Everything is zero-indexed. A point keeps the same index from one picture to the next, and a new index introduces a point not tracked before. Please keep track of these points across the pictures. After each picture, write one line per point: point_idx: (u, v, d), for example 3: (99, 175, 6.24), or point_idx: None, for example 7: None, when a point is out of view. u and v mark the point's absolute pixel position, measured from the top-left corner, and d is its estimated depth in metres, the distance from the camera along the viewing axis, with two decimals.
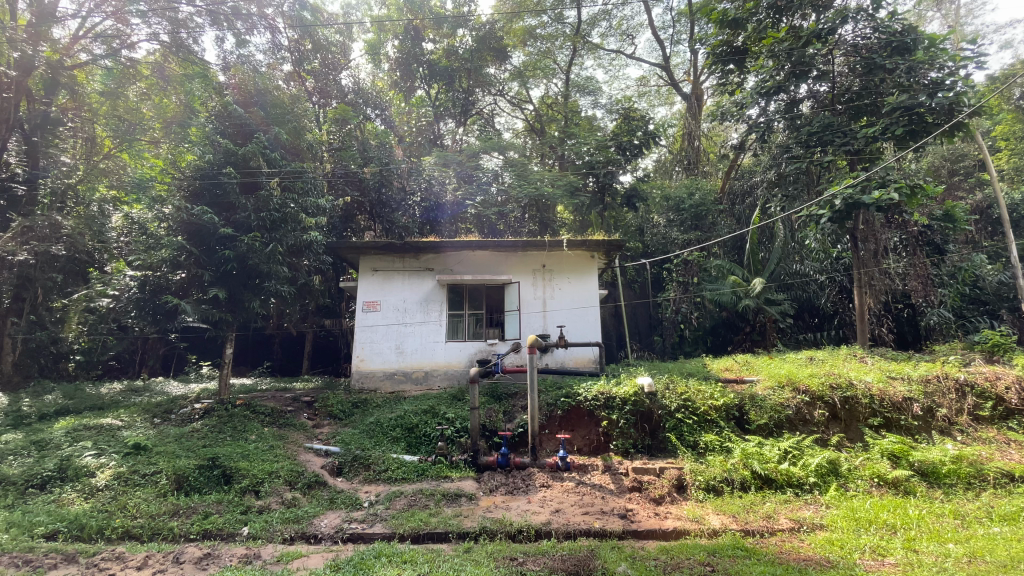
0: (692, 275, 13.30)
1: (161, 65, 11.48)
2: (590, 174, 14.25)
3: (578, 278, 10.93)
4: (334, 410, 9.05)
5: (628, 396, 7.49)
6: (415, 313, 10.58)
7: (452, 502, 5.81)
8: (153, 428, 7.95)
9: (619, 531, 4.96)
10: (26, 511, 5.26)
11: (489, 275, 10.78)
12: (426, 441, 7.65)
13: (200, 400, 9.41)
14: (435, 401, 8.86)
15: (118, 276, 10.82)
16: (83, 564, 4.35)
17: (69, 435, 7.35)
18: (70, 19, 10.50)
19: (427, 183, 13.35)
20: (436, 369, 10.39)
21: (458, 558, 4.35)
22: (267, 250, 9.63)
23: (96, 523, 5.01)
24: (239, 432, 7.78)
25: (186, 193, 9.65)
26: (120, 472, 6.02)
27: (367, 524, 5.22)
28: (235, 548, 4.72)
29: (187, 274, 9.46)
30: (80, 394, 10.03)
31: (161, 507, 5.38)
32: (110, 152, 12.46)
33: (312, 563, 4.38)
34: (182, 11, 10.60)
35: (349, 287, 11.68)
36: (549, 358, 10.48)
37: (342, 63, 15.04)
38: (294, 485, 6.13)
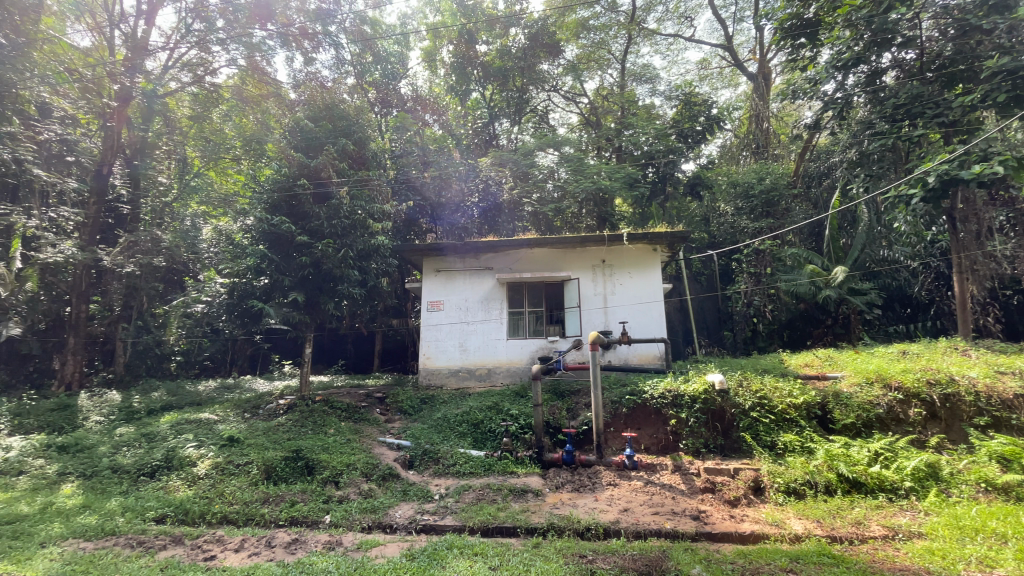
0: (765, 266, 12.62)
1: (240, 86, 12.28)
2: (649, 164, 14.26)
3: (640, 272, 10.66)
4: (404, 405, 9.43)
5: (698, 394, 7.17)
6: (477, 312, 10.77)
7: (519, 497, 5.87)
8: (244, 422, 8.66)
9: (692, 533, 4.80)
10: (140, 497, 5.91)
11: (548, 272, 10.78)
12: (492, 437, 7.76)
13: (283, 396, 10.11)
14: (499, 397, 9.00)
15: (210, 284, 11.85)
16: (189, 544, 4.80)
17: (173, 428, 8.17)
18: (161, 52, 11.68)
19: (484, 184, 13.64)
20: (499, 366, 10.50)
21: (527, 553, 4.39)
22: (339, 255, 10.24)
23: (199, 509, 5.53)
24: (319, 426, 8.29)
25: (266, 205, 10.33)
26: (217, 463, 6.60)
27: (439, 516, 5.39)
28: (320, 534, 5.04)
29: (269, 279, 10.16)
30: (181, 391, 11.10)
31: (253, 495, 5.85)
32: (200, 171, 13.54)
33: (389, 551, 4.58)
34: (256, 36, 11.47)
35: (414, 288, 12.12)
36: (611, 355, 10.33)
37: (401, 72, 15.62)
38: (370, 476, 6.45)
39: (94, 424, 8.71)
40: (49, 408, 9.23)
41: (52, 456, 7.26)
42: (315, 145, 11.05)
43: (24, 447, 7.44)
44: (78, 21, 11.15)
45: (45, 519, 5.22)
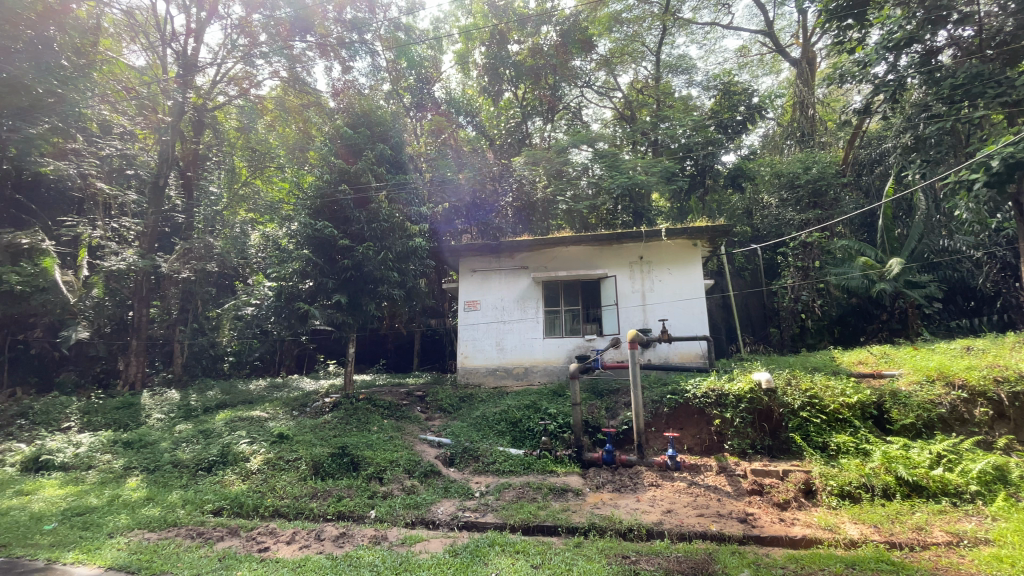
0: (813, 259, 11.86)
1: (282, 97, 12.80)
2: (687, 157, 13.89)
3: (679, 268, 10.44)
4: (443, 403, 9.57)
5: (744, 394, 6.93)
6: (513, 311, 10.81)
7: (559, 497, 5.85)
8: (292, 419, 9.02)
9: (739, 536, 4.66)
10: (199, 490, 6.26)
11: (585, 269, 10.70)
12: (531, 436, 7.76)
13: (328, 395, 10.46)
14: (537, 396, 9.00)
15: (259, 287, 12.39)
16: (244, 536, 5.04)
17: (228, 425, 8.60)
18: (209, 67, 12.30)
19: (518, 183, 13.67)
20: (536, 365, 10.50)
21: (569, 552, 4.37)
22: (379, 257, 10.51)
23: (253, 502, 5.79)
24: (363, 424, 8.53)
25: (310, 210, 10.64)
26: (268, 458, 6.90)
27: (480, 513, 5.45)
28: (366, 529, 5.19)
29: (313, 282, 10.54)
30: (234, 390, 11.66)
31: (302, 490, 6.09)
32: (248, 180, 14.32)
33: (432, 547, 4.67)
34: (297, 48, 12.09)
35: (451, 288, 12.28)
36: (651, 353, 10.17)
37: (435, 76, 15.84)
38: (412, 473, 6.59)
39: (156, 421, 9.29)
40: (116, 406, 9.90)
41: (120, 451, 7.78)
42: (353, 149, 11.50)
43: (95, 443, 8.01)
44: (133, 42, 11.99)
45: (115, 510, 5.61)
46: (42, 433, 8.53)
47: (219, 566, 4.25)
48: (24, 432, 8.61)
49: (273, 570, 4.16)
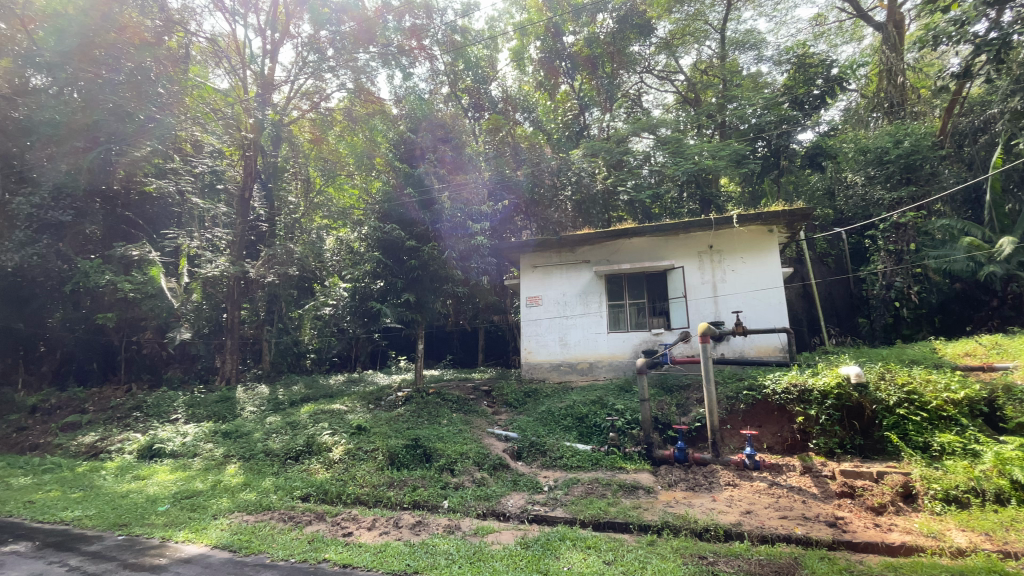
0: (908, 242, 10.74)
1: (350, 108, 13.53)
2: (759, 138, 13.16)
3: (752, 256, 9.89)
4: (509, 398, 9.70)
5: (830, 389, 6.43)
6: (576, 306, 10.73)
7: (629, 494, 5.76)
8: (369, 412, 9.53)
9: (828, 540, 4.35)
10: (289, 477, 6.80)
11: (649, 261, 10.40)
12: (598, 432, 7.68)
13: (401, 389, 10.93)
14: (603, 392, 8.89)
15: (335, 288, 13.17)
16: (330, 521, 5.40)
17: (311, 417, 9.24)
18: (284, 84, 13.18)
19: (577, 176, 13.25)
20: (601, 360, 10.36)
21: (643, 550, 4.30)
22: (443, 256, 10.83)
23: (336, 490, 6.19)
24: (433, 417, 8.84)
25: (379, 215, 11.16)
26: (348, 449, 7.34)
27: (550, 507, 5.49)
28: (440, 518, 5.40)
29: (384, 282, 11.11)
30: (316, 384, 12.49)
31: (380, 479, 6.42)
32: (322, 188, 15.26)
33: (504, 538, 4.77)
34: (361, 59, 12.68)
35: (513, 284, 12.38)
36: (724, 347, 9.69)
37: (492, 75, 15.82)
38: (482, 465, 6.75)
39: (249, 414, 10.19)
40: (214, 400, 10.93)
41: (219, 440, 8.60)
42: (421, 150, 11.85)
43: (199, 434, 8.91)
44: (218, 67, 13.10)
45: (217, 494, 6.21)
46: (155, 424, 9.60)
47: (309, 549, 4.59)
48: (140, 423, 9.73)
49: (357, 554, 4.43)
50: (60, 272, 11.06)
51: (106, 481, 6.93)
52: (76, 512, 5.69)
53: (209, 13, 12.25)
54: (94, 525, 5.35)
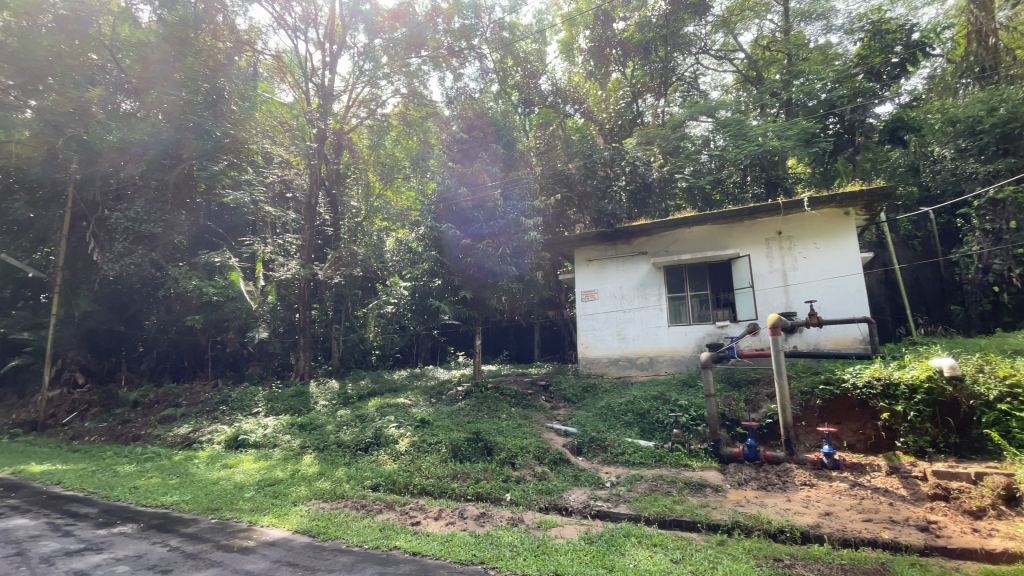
0: (1008, 220, 9.63)
1: (404, 113, 13.97)
2: (830, 114, 12.24)
3: (827, 242, 9.24)
4: (567, 393, 9.66)
5: (919, 383, 5.94)
6: (634, 299, 10.51)
7: (696, 491, 5.59)
8: (431, 406, 9.83)
9: (920, 546, 4.01)
10: (359, 467, 7.16)
11: (712, 250, 9.98)
12: (661, 428, 7.49)
13: (461, 384, 11.18)
14: (665, 387, 8.66)
15: (395, 288, 13.67)
16: (399, 510, 5.62)
17: (378, 410, 9.67)
18: (343, 94, 13.78)
19: (632, 165, 13.06)
20: (661, 354, 10.08)
21: (712, 550, 4.15)
22: (498, 253, 10.97)
23: (403, 480, 6.44)
24: (493, 411, 8.98)
25: (434, 215, 11.51)
26: (413, 442, 7.63)
27: (612, 503, 5.43)
28: (503, 510, 5.48)
29: (442, 281, 11.44)
30: (381, 379, 13.05)
31: (444, 471, 6.62)
32: (380, 192, 15.92)
33: (568, 533, 4.77)
34: (414, 64, 13.16)
35: (568, 279, 12.30)
36: (797, 339, 9.15)
37: (541, 68, 15.75)
38: (542, 459, 6.79)
39: (322, 407, 10.83)
40: (290, 394, 11.69)
41: (296, 432, 9.21)
42: (474, 150, 12.73)
43: (278, 426, 9.58)
44: (283, 82, 13.80)
45: (295, 482, 6.66)
46: (239, 417, 10.42)
47: (380, 536, 4.82)
48: (227, 416, 10.60)
49: (426, 543, 4.59)
50: (153, 279, 12.22)
51: (199, 469, 7.61)
52: (174, 497, 6.29)
53: (273, 32, 13.03)
54: (189, 508, 5.88)
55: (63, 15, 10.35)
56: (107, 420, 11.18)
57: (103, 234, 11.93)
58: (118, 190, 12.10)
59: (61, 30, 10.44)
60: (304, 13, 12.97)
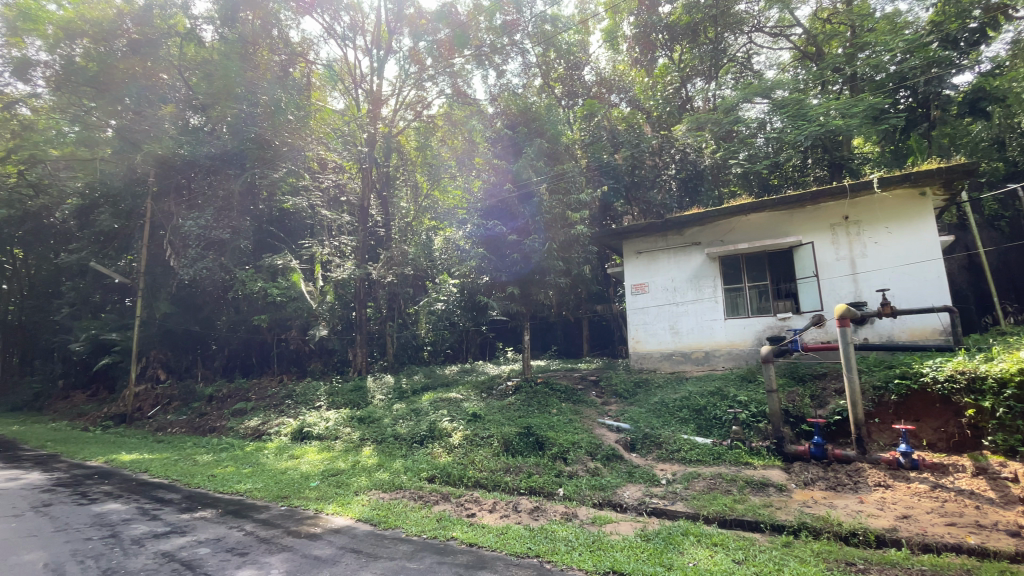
0: None
1: (449, 113, 14.29)
2: (902, 87, 11.21)
3: (901, 226, 8.58)
4: (619, 389, 9.50)
5: (1009, 377, 5.29)
6: (686, 292, 10.19)
7: (758, 491, 5.37)
8: (483, 400, 9.99)
9: (1012, 553, 3.67)
10: (416, 459, 7.38)
11: (771, 239, 9.51)
12: (719, 425, 7.23)
13: (510, 379, 11.28)
14: (722, 382, 8.36)
15: (445, 285, 13.98)
16: (454, 501, 5.76)
17: (432, 404, 9.93)
18: (392, 98, 14.19)
19: (682, 153, 13.27)
20: (718, 349, 9.73)
21: (777, 551, 3.97)
22: (545, 249, 11.03)
23: (458, 473, 6.57)
24: (543, 406, 9.00)
25: (481, 213, 12.04)
26: (466, 435, 7.79)
27: (669, 501, 5.32)
28: (557, 505, 5.48)
29: (489, 278, 11.62)
30: (433, 374, 13.40)
31: (497, 465, 6.71)
32: (429, 193, 16.19)
33: (623, 529, 4.72)
34: (458, 64, 13.49)
35: (617, 272, 12.10)
36: (867, 331, 8.56)
37: (584, 59, 15.54)
38: (595, 455, 6.74)
39: (379, 401, 11.27)
40: (349, 388, 12.22)
41: (355, 425, 9.62)
42: (512, 148, 12.44)
43: (338, 419, 10.04)
44: (335, 90, 14.27)
45: (356, 473, 6.96)
46: (303, 410, 11.03)
47: (438, 527, 4.95)
48: (292, 409, 11.23)
49: (481, 534, 4.68)
50: (223, 282, 13.10)
51: (268, 459, 8.11)
52: (247, 485, 6.74)
53: (324, 42, 13.55)
54: (261, 496, 6.28)
55: (134, 39, 11.44)
56: (187, 413, 12.12)
57: (178, 242, 12.89)
58: (190, 201, 13.05)
59: (133, 52, 11.50)
60: (353, 22, 13.40)
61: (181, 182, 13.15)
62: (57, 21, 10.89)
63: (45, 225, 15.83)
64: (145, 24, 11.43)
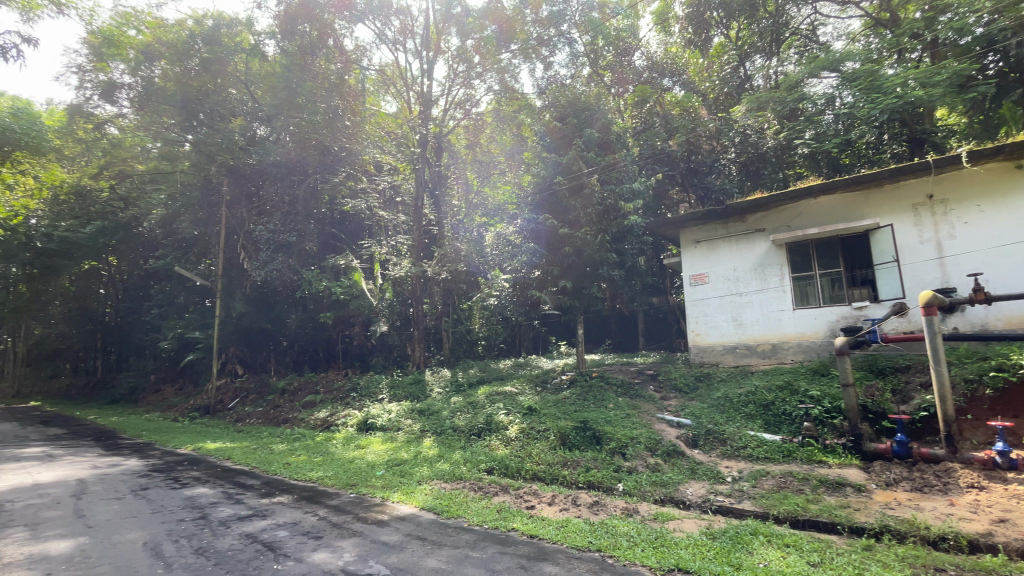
0: None
1: (498, 109, 14.42)
2: (990, 51, 9.87)
3: (996, 204, 7.76)
4: (678, 383, 9.24)
5: None
6: (750, 282, 9.73)
7: (834, 491, 5.06)
8: (538, 394, 10.04)
9: None
10: (474, 451, 7.54)
11: (843, 222, 8.89)
12: (788, 421, 6.88)
13: (565, 373, 11.26)
14: (791, 376, 7.95)
15: (498, 280, 14.18)
16: (514, 493, 5.83)
17: (488, 398, 10.11)
18: (442, 98, 14.46)
19: (742, 135, 12.68)
20: (786, 341, 9.22)
21: (857, 555, 3.74)
22: (598, 241, 11.03)
23: (516, 465, 6.65)
24: (600, 400, 8.91)
25: (532, 206, 12.29)
26: (523, 428, 7.88)
27: (735, 499, 5.12)
28: (617, 500, 5.43)
29: (541, 273, 12.12)
30: (488, 368, 13.63)
31: (554, 458, 6.72)
32: (480, 189, 16.45)
33: (687, 527, 4.60)
34: (505, 59, 13.53)
35: (673, 262, 11.76)
36: (957, 319, 7.83)
37: (634, 45, 15.16)
38: (655, 451, 6.59)
39: (437, 394, 11.62)
40: (409, 382, 12.69)
41: (415, 417, 9.96)
42: (566, 139, 12.07)
43: (400, 411, 10.45)
44: (387, 94, 14.74)
45: (418, 463, 7.22)
46: (367, 402, 11.54)
47: (498, 517, 5.04)
48: (357, 401, 11.80)
49: (541, 526, 4.72)
50: (292, 283, 13.94)
51: (337, 448, 8.57)
52: (319, 473, 7.16)
53: (376, 48, 13.98)
54: (332, 483, 6.65)
55: (205, 58, 12.26)
56: (262, 405, 13.02)
57: (251, 245, 13.87)
58: (260, 208, 13.96)
59: (205, 70, 12.37)
60: (403, 26, 13.72)
61: (252, 190, 14.08)
62: (138, 46, 11.98)
63: (135, 235, 17.38)
64: (215, 43, 12.31)
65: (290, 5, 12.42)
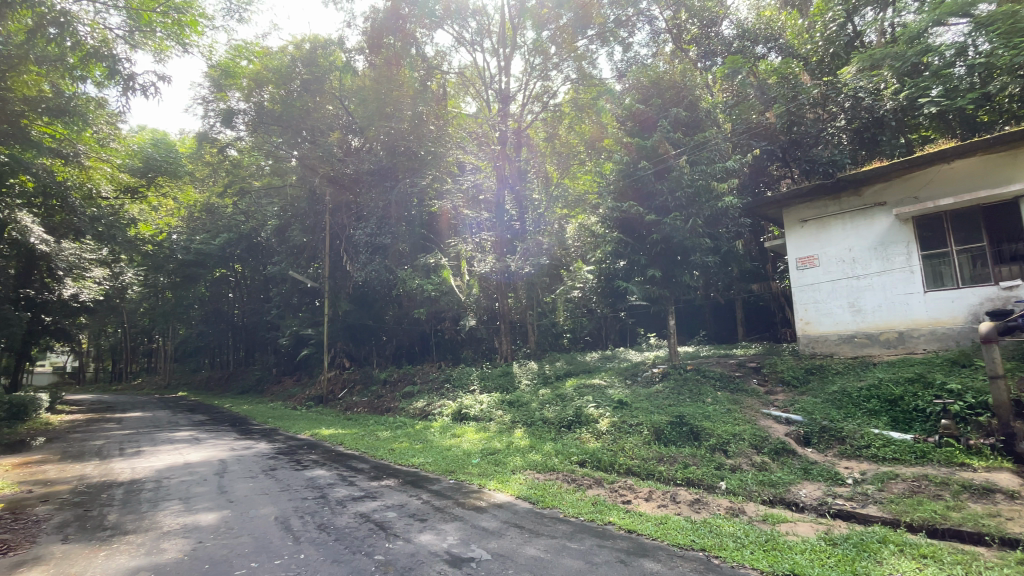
0: None
1: (576, 98, 14.24)
2: None
3: None
4: (785, 376, 8.56)
5: None
6: (869, 263, 8.71)
7: (981, 497, 4.42)
8: (628, 387, 9.84)
9: None
10: (566, 443, 7.58)
11: (986, 189, 7.66)
12: (922, 418, 6.09)
13: (656, 365, 10.91)
14: (923, 367, 7.03)
15: (582, 272, 14.09)
16: (607, 487, 5.78)
17: (576, 390, 10.09)
18: (519, 93, 14.63)
19: (855, 98, 11.27)
20: (916, 328, 8.16)
21: (1011, 570, 3.25)
22: (688, 227, 10.52)
23: (609, 459, 6.56)
24: (696, 395, 8.51)
25: (615, 194, 11.51)
26: (614, 422, 7.76)
27: (859, 503, 4.65)
28: (720, 498, 5.17)
29: (626, 261, 11.52)
30: (575, 361, 13.61)
31: (649, 453, 6.54)
32: (558, 181, 16.01)
33: (802, 531, 4.26)
34: (582, 46, 13.50)
35: (774, 246, 10.86)
36: None
37: (722, 13, 14.27)
38: (761, 449, 6.17)
39: (525, 386, 11.84)
40: (498, 373, 13.03)
41: (506, 408, 10.24)
42: (648, 121, 11.45)
43: (491, 402, 10.79)
44: (467, 95, 15.17)
45: (511, 452, 7.41)
46: (460, 394, 12.06)
47: (594, 510, 5.03)
48: (450, 392, 12.38)
49: (640, 522, 4.64)
50: (388, 282, 14.92)
51: (435, 437, 9.05)
52: (420, 459, 7.62)
53: (456, 51, 14.42)
54: (433, 469, 7.05)
55: (305, 79, 13.88)
56: (367, 395, 14.12)
57: (351, 249, 15.05)
58: (358, 213, 15.08)
59: (305, 90, 13.94)
60: (480, 27, 13.99)
61: (349, 198, 15.20)
62: (250, 75, 13.64)
63: (255, 244, 19.55)
64: (313, 65, 13.89)
65: (376, 21, 13.21)
